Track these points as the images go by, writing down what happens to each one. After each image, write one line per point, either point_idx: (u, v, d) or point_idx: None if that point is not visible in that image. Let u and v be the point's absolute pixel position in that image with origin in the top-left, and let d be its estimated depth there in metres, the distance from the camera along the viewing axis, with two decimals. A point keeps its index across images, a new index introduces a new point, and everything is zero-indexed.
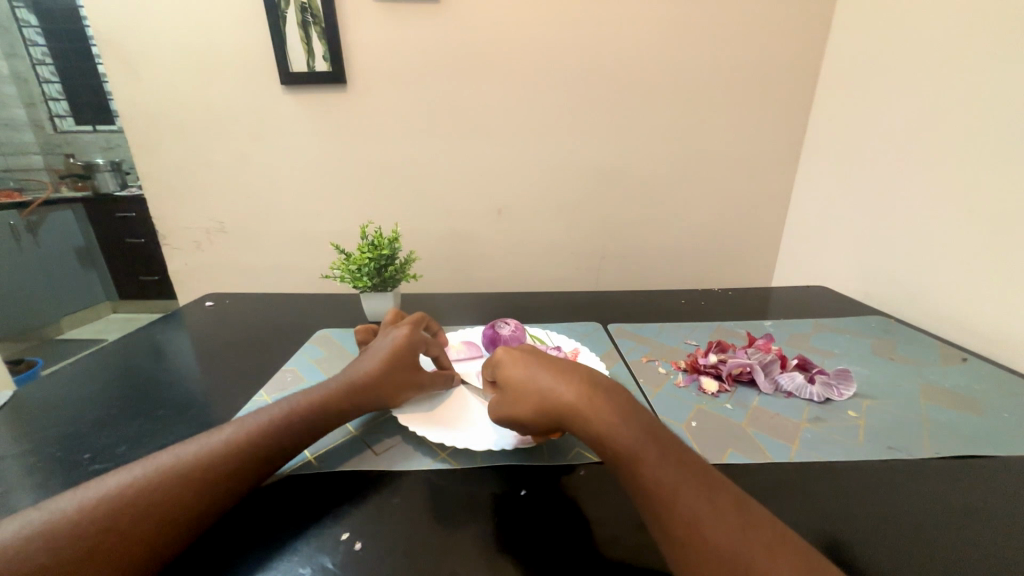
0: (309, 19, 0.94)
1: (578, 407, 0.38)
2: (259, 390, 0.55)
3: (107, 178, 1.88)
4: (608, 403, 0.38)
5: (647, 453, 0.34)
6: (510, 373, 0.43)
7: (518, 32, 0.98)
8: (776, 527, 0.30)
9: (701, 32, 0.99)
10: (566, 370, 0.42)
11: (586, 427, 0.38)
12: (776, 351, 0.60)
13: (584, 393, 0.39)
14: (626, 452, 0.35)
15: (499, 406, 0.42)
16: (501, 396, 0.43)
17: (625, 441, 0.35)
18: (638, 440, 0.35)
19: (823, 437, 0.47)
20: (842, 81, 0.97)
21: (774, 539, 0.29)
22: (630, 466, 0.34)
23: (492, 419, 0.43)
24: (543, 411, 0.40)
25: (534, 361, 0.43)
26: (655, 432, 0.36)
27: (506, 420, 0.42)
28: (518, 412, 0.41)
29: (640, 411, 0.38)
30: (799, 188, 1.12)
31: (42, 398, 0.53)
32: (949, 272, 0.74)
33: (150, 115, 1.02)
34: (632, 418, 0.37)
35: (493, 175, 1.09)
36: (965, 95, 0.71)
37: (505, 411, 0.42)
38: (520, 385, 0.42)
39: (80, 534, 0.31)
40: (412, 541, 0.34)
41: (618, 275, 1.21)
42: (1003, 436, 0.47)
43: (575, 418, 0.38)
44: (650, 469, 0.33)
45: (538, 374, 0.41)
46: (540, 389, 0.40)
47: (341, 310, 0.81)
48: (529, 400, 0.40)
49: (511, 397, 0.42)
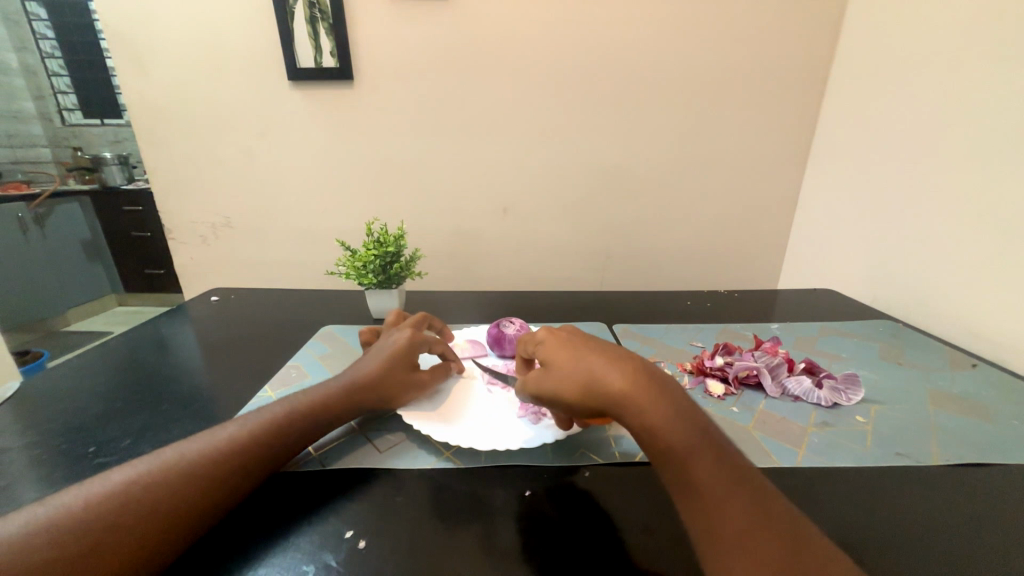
0: (316, 14, 0.93)
1: (627, 394, 0.37)
2: (264, 386, 0.55)
3: (114, 172, 1.91)
4: (658, 395, 0.37)
5: (695, 450, 0.34)
6: (557, 354, 0.42)
7: (526, 29, 0.97)
8: (810, 529, 0.30)
9: (710, 31, 0.98)
10: (616, 357, 0.41)
11: (632, 415, 0.37)
12: (783, 354, 0.59)
13: (635, 381, 0.38)
14: (672, 447, 0.34)
15: (539, 383, 0.42)
16: (543, 374, 0.42)
17: (676, 432, 0.35)
18: (686, 437, 0.35)
19: (830, 442, 0.46)
20: (853, 82, 0.96)
21: (812, 539, 0.29)
22: (678, 458, 0.34)
23: (528, 393, 0.43)
24: (587, 393, 0.39)
25: (582, 345, 0.42)
26: (703, 428, 0.36)
27: (544, 397, 0.41)
28: (559, 390, 0.40)
29: (690, 408, 0.38)
30: (807, 190, 1.11)
31: (47, 390, 0.54)
32: (958, 276, 0.73)
33: (157, 110, 1.03)
34: (683, 413, 0.36)
35: (498, 173, 1.09)
36: (977, 98, 0.70)
37: (546, 388, 0.41)
38: (566, 365, 0.41)
39: (81, 531, 0.31)
40: (414, 540, 0.34)
41: (622, 275, 1.20)
42: (1015, 444, 0.47)
43: (623, 405, 0.37)
44: (696, 466, 0.33)
45: (588, 356, 0.41)
46: (587, 372, 0.40)
47: (346, 307, 0.81)
48: (573, 381, 0.40)
49: (554, 376, 0.41)
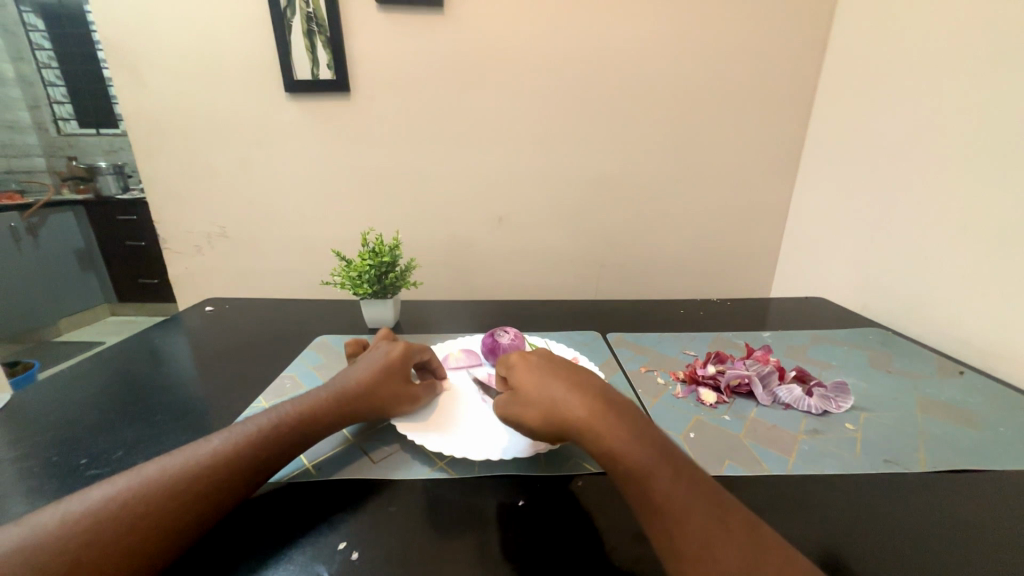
0: (314, 28, 0.95)
1: (586, 421, 0.38)
2: (258, 397, 0.54)
3: (109, 181, 1.92)
4: (620, 420, 0.38)
5: (657, 474, 0.34)
6: (523, 380, 0.43)
7: (520, 42, 0.99)
8: (779, 548, 0.30)
9: (700, 44, 1.00)
10: (579, 383, 0.41)
11: (594, 443, 0.37)
12: (775, 362, 0.60)
13: (595, 408, 0.38)
14: (634, 471, 0.34)
15: (507, 409, 0.43)
16: (510, 398, 0.43)
17: (637, 457, 0.35)
18: (649, 460, 0.35)
19: (820, 449, 0.47)
20: (839, 95, 0.99)
21: (779, 562, 0.29)
22: (639, 483, 0.34)
23: (500, 416, 0.44)
24: (550, 420, 0.40)
25: (548, 370, 0.43)
26: (666, 451, 0.36)
27: (513, 422, 0.42)
28: (524, 417, 0.41)
29: (655, 432, 0.37)
30: (797, 200, 1.13)
31: (40, 402, 0.53)
32: (946, 285, 0.75)
33: (153, 120, 1.03)
34: (645, 437, 0.36)
35: (494, 183, 1.10)
36: (962, 110, 0.72)
37: (513, 415, 0.42)
38: (530, 392, 0.42)
39: (59, 550, 0.30)
40: (408, 550, 0.34)
41: (616, 283, 1.21)
42: (1000, 450, 0.48)
43: (584, 433, 0.38)
44: (660, 489, 0.33)
45: (551, 383, 0.42)
46: (550, 399, 0.40)
47: (340, 317, 0.80)
48: (536, 408, 0.41)
49: (520, 402, 0.42)
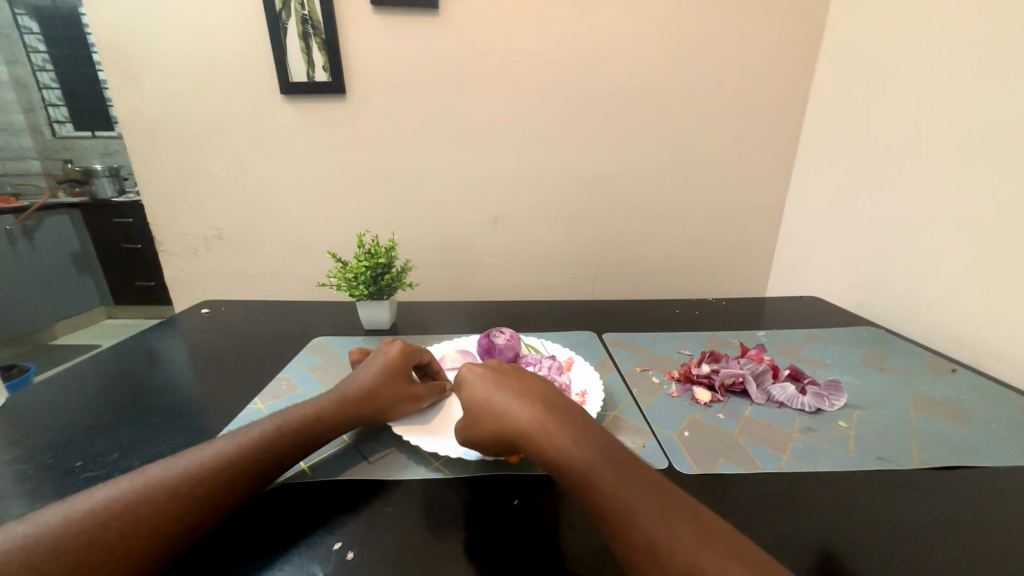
0: (310, 30, 0.95)
1: (530, 431, 0.39)
2: (255, 398, 0.55)
3: (105, 184, 1.87)
4: (563, 424, 0.38)
5: (604, 473, 0.34)
6: (472, 395, 0.44)
7: (516, 42, 0.99)
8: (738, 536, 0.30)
9: (695, 44, 1.01)
10: (524, 391, 0.42)
11: (541, 452, 0.37)
12: (769, 361, 0.60)
13: (537, 416, 0.39)
14: (582, 474, 0.34)
15: (462, 427, 0.43)
16: (464, 414, 0.44)
17: (583, 458, 0.35)
18: (594, 461, 0.35)
19: (814, 447, 0.47)
20: (832, 93, 0.99)
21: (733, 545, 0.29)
22: (589, 486, 0.34)
23: (460, 440, 0.43)
24: (499, 436, 0.41)
25: (495, 383, 0.44)
26: (612, 450, 0.36)
27: (471, 444, 0.42)
28: (478, 434, 0.42)
29: (603, 433, 0.38)
30: (791, 199, 1.13)
31: (36, 405, 0.53)
32: (938, 283, 0.75)
33: (149, 123, 1.03)
34: (588, 439, 0.37)
35: (490, 183, 1.10)
36: (954, 110, 0.73)
37: (467, 434, 0.43)
38: (478, 407, 0.43)
39: (63, 549, 0.31)
40: (404, 549, 0.34)
41: (612, 282, 1.21)
42: (991, 446, 0.48)
43: (531, 442, 0.38)
44: (607, 490, 0.33)
45: (495, 395, 0.42)
46: (496, 412, 0.41)
47: (336, 318, 0.80)
48: (486, 425, 0.42)
49: (471, 418, 0.43)
